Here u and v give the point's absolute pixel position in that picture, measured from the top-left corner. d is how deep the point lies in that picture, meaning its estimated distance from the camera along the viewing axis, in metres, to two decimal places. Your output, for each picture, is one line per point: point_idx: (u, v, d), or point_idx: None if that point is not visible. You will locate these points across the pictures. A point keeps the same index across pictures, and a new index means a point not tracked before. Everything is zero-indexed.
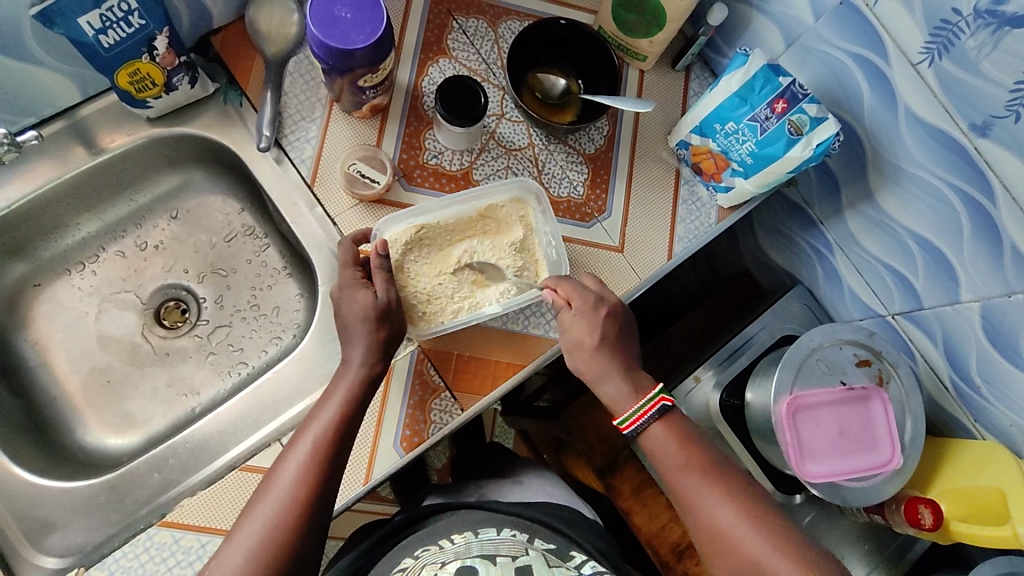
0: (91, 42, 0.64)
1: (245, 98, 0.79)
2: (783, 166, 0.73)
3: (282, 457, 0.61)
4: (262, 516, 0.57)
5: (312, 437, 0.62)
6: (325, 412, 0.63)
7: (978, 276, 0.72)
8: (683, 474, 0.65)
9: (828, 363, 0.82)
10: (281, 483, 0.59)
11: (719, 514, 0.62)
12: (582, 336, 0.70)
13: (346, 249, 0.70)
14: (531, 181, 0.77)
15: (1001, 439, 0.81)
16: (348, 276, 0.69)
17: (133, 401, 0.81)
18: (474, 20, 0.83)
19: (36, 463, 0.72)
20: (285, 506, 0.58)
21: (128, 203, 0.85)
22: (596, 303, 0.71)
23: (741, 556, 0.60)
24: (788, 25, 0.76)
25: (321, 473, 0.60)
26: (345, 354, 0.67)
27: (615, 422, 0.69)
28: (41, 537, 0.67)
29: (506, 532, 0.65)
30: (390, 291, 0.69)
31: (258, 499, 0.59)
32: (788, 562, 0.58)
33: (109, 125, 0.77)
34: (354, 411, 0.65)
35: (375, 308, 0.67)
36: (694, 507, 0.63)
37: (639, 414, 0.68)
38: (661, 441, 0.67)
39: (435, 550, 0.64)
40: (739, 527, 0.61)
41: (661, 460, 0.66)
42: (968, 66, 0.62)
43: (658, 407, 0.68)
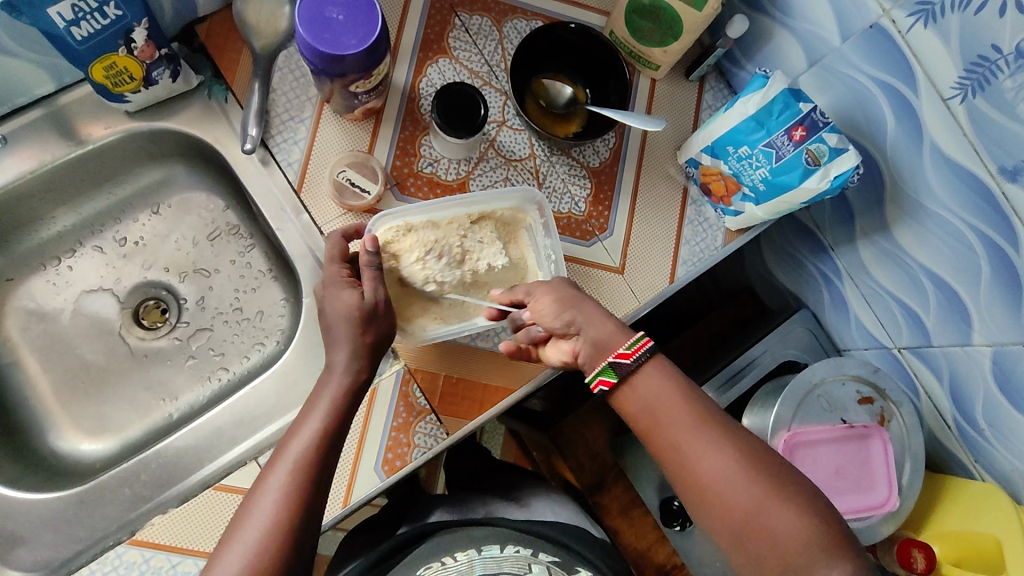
0: (63, 34, 0.59)
1: (231, 94, 0.74)
2: (798, 196, 0.69)
3: (261, 480, 0.56)
4: (244, 546, 0.51)
5: (293, 454, 0.57)
6: (306, 429, 0.58)
7: (993, 322, 0.69)
8: (681, 424, 0.57)
9: (829, 400, 0.78)
10: (262, 509, 0.53)
11: (713, 466, 0.55)
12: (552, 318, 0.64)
13: (334, 243, 0.66)
14: (534, 191, 0.72)
15: (1002, 483, 0.78)
16: (333, 272, 0.64)
17: (108, 405, 0.78)
18: (478, 18, 0.78)
19: (4, 471, 0.70)
20: (266, 533, 0.52)
21: (107, 196, 0.81)
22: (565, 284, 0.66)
23: (736, 509, 0.53)
24: (811, 44, 0.71)
25: (305, 493, 0.55)
26: (329, 358, 0.63)
27: (620, 346, 0.60)
28: (5, 551, 0.65)
29: (509, 549, 0.63)
30: (379, 290, 0.63)
31: (237, 527, 0.53)
32: (784, 511, 0.52)
33: (86, 116, 0.73)
34: (339, 426, 0.60)
35: (360, 310, 0.61)
36: (682, 453, 0.56)
37: (634, 349, 0.60)
38: (647, 385, 0.59)
39: (438, 568, 0.63)
40: (735, 478, 0.54)
41: (649, 405, 0.58)
42: (1004, 108, 0.58)
43: (648, 346, 0.60)
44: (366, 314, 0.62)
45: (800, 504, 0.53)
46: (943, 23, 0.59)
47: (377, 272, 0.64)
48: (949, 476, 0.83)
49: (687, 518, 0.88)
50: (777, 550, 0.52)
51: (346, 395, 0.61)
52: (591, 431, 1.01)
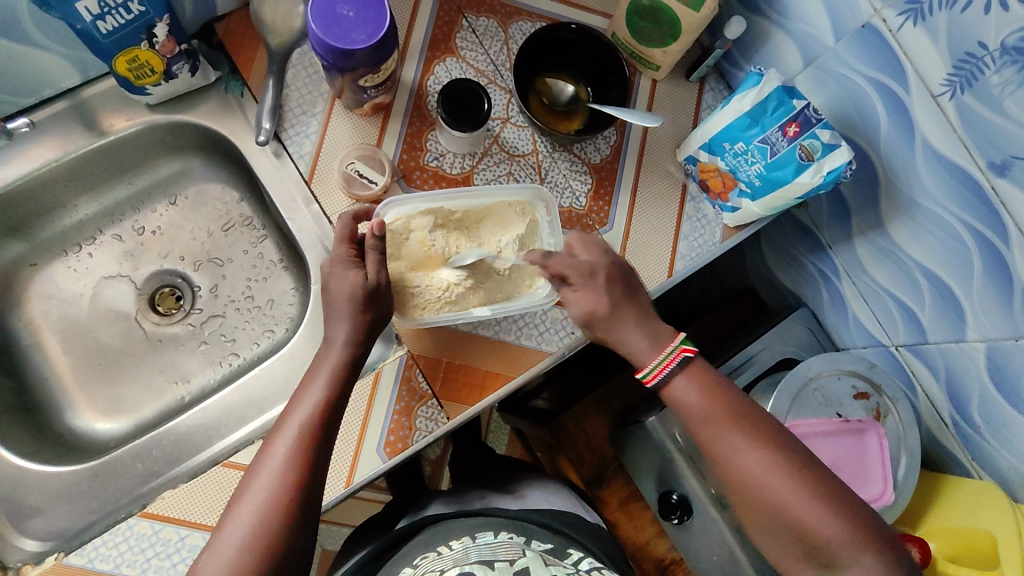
0: (89, 28, 0.63)
1: (246, 89, 0.77)
2: (792, 191, 0.71)
3: (268, 444, 0.59)
4: (252, 506, 0.55)
5: (298, 420, 0.60)
6: (311, 396, 0.62)
7: (986, 316, 0.70)
8: (720, 425, 0.63)
9: (825, 395, 0.80)
10: (268, 471, 0.57)
11: (751, 466, 0.61)
12: (590, 308, 0.67)
13: (343, 224, 0.67)
14: (544, 189, 0.75)
15: (998, 481, 0.79)
16: (340, 252, 0.66)
17: (123, 387, 0.81)
18: (485, 19, 0.80)
19: (22, 445, 0.73)
20: (272, 494, 0.56)
21: (127, 186, 0.84)
22: (590, 272, 0.68)
23: (771, 503, 0.60)
24: (808, 45, 0.73)
25: (309, 456, 0.58)
26: (329, 332, 0.65)
27: (639, 375, 0.67)
28: (23, 521, 0.68)
29: (503, 535, 0.64)
30: (381, 274, 0.66)
31: (245, 487, 0.57)
32: (814, 507, 0.59)
33: (109, 108, 0.76)
34: (340, 396, 0.63)
35: (363, 289, 0.64)
36: (720, 453, 0.63)
37: (659, 368, 0.65)
38: (685, 391, 0.64)
39: (434, 557, 0.63)
40: (772, 477, 0.60)
41: (687, 409, 0.64)
42: (990, 103, 0.60)
43: (678, 359, 0.65)
44: (373, 298, 0.65)
45: (829, 499, 0.59)
46: (931, 22, 0.61)
47: (382, 258, 0.67)
48: (946, 476, 0.83)
49: (685, 512, 0.87)
50: (812, 539, 0.59)
51: (346, 373, 0.64)
52: (592, 425, 1.03)
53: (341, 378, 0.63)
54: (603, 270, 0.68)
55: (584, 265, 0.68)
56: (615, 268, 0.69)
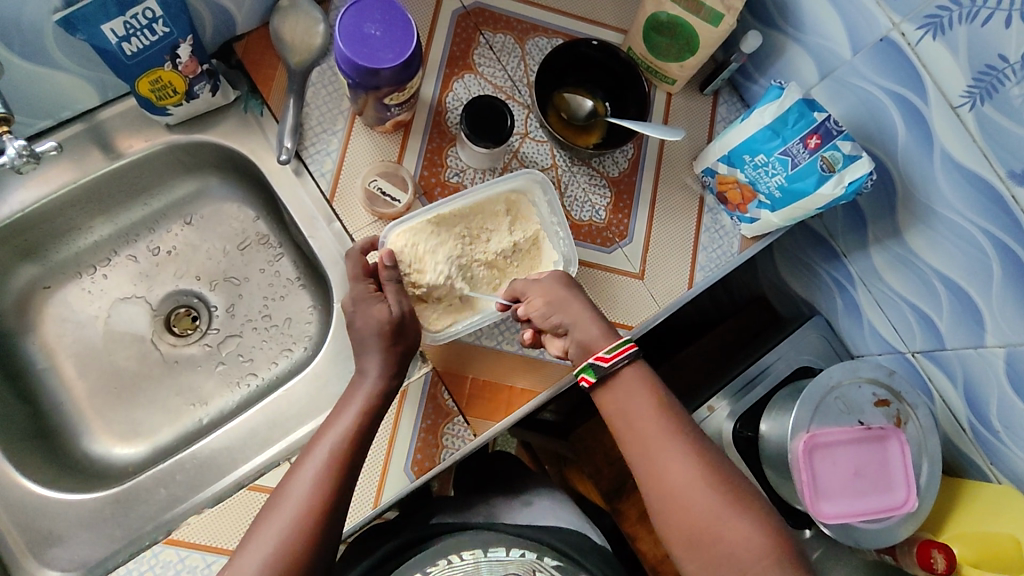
0: (115, 49, 0.63)
1: (266, 108, 0.77)
2: (813, 202, 0.71)
3: (295, 468, 0.59)
4: (276, 528, 0.55)
5: (328, 445, 0.60)
6: (342, 421, 0.62)
7: (1005, 322, 0.71)
8: (651, 421, 0.61)
9: (846, 402, 0.80)
10: (295, 492, 0.57)
11: (676, 471, 0.59)
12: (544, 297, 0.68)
13: (353, 261, 0.68)
14: (536, 172, 0.74)
15: (1018, 484, 0.79)
16: (360, 289, 0.67)
17: (140, 410, 0.80)
18: (502, 35, 0.81)
19: (40, 471, 0.71)
20: (298, 515, 0.55)
21: (142, 207, 0.83)
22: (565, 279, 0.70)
23: (689, 515, 0.58)
24: (824, 58, 0.74)
25: (337, 480, 0.58)
26: (359, 364, 0.66)
27: (599, 352, 0.64)
28: (44, 549, 0.66)
29: (515, 552, 0.64)
30: (404, 303, 0.67)
31: (270, 508, 0.57)
32: (740, 523, 0.57)
33: (127, 129, 0.75)
34: (372, 419, 0.63)
35: (390, 322, 0.65)
36: (646, 457, 0.61)
37: (617, 352, 0.64)
38: (627, 382, 0.63)
39: (443, 566, 0.63)
40: (696, 487, 0.58)
41: (625, 403, 0.63)
42: (1012, 114, 0.61)
43: (628, 353, 0.63)
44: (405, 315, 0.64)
45: (755, 517, 0.57)
46: (951, 35, 0.62)
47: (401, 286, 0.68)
48: (964, 480, 0.84)
49: None
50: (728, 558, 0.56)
51: (380, 400, 0.64)
52: (609, 437, 1.03)
53: (363, 396, 0.64)
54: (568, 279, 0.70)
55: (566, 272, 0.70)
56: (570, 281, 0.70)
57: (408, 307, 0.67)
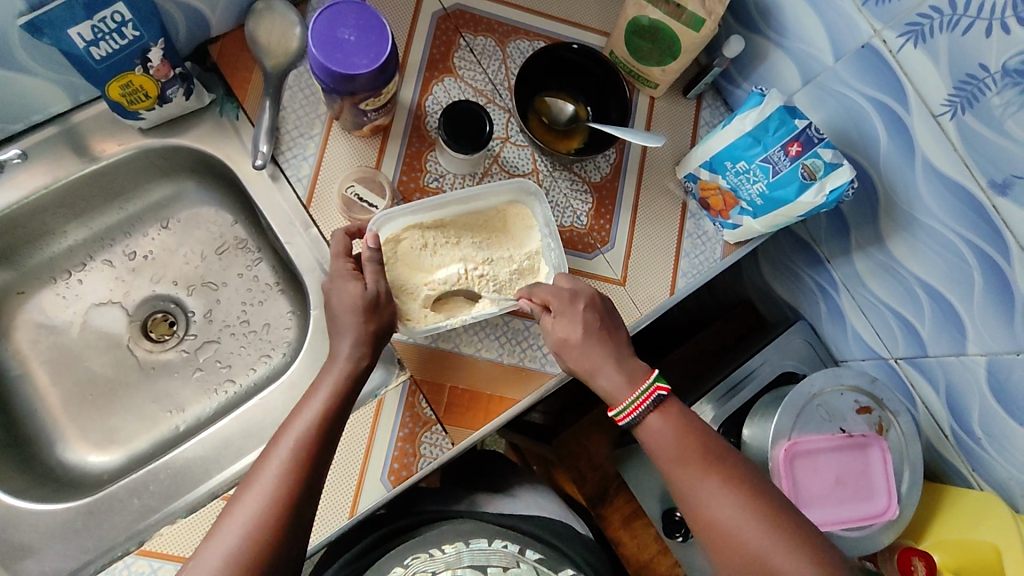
0: (82, 53, 0.61)
1: (242, 111, 0.76)
2: (794, 210, 0.71)
3: (262, 459, 0.58)
4: (241, 520, 0.53)
5: (292, 436, 0.58)
6: (309, 408, 0.60)
7: (986, 330, 0.71)
8: (677, 463, 0.63)
9: (829, 410, 0.79)
10: (262, 482, 0.55)
11: (721, 508, 0.60)
12: (565, 335, 0.67)
13: (338, 240, 0.67)
14: (529, 182, 0.74)
15: (1000, 492, 0.79)
16: (339, 266, 0.66)
17: (116, 417, 0.79)
18: (483, 38, 0.80)
19: (12, 482, 0.70)
20: (258, 510, 0.54)
21: (118, 211, 0.82)
22: (571, 298, 0.68)
23: (743, 550, 0.58)
24: (806, 64, 0.73)
25: (302, 473, 0.57)
26: (334, 347, 0.64)
27: (611, 413, 0.67)
28: (16, 561, 0.66)
29: (497, 542, 0.64)
30: (380, 284, 0.66)
31: (238, 499, 0.55)
32: (790, 555, 0.56)
33: (100, 133, 0.74)
34: (341, 405, 0.62)
35: (364, 300, 0.64)
36: (692, 497, 0.62)
37: (632, 407, 0.65)
38: (659, 431, 0.65)
39: (425, 558, 0.63)
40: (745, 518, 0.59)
41: (658, 451, 0.64)
42: (992, 124, 0.60)
43: (653, 398, 0.65)
44: (369, 313, 0.64)
45: (800, 542, 0.57)
46: (932, 43, 0.61)
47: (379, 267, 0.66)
48: (946, 486, 0.84)
49: (689, 530, 0.89)
50: None
51: (348, 389, 0.63)
52: (593, 443, 1.02)
53: (330, 384, 0.62)
54: (584, 297, 0.69)
55: (568, 290, 0.69)
56: (599, 300, 0.70)
57: (385, 289, 0.66)
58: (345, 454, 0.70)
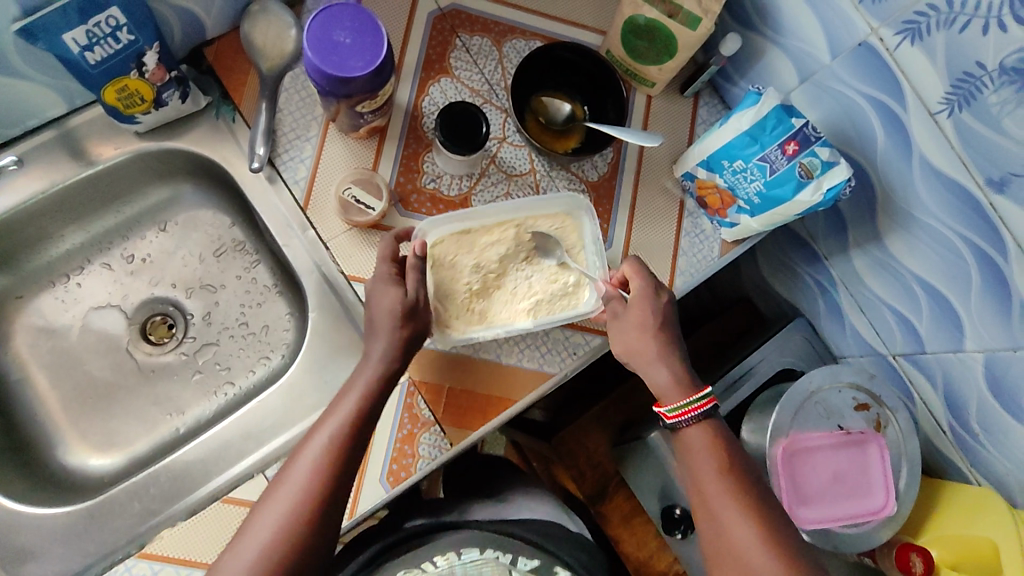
0: (77, 58, 0.61)
1: (238, 114, 0.75)
2: (791, 208, 0.71)
3: (276, 481, 0.57)
4: (253, 541, 0.54)
5: (310, 453, 0.58)
6: (326, 427, 0.59)
7: (984, 327, 0.71)
8: (711, 480, 0.61)
9: (827, 407, 0.80)
10: (277, 503, 0.55)
11: (739, 531, 0.58)
12: (635, 333, 0.67)
13: (386, 244, 0.68)
14: (581, 196, 0.73)
15: (998, 487, 0.79)
16: None
17: (116, 420, 0.79)
18: (478, 38, 0.80)
19: (13, 487, 0.70)
20: (280, 528, 0.54)
21: (115, 214, 0.82)
22: (655, 292, 0.68)
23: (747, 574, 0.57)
24: (804, 62, 0.73)
25: (326, 490, 0.57)
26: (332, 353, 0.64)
27: (662, 408, 0.65)
28: (19, 565, 0.66)
29: (488, 552, 0.64)
30: (355, 293, 0.65)
31: (253, 518, 0.56)
32: None
33: (97, 136, 0.74)
34: (367, 421, 0.61)
35: None
36: (714, 522, 0.60)
37: (686, 410, 0.64)
38: (695, 442, 0.63)
39: (418, 572, 0.64)
40: (754, 547, 0.57)
41: (695, 459, 0.63)
42: (989, 122, 0.60)
43: (705, 408, 0.64)
44: (336, 323, 0.63)
45: None
46: (928, 42, 0.61)
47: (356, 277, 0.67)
48: (944, 481, 0.84)
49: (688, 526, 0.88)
50: None
51: (372, 406, 0.61)
52: (592, 441, 1.02)
53: (361, 386, 0.62)
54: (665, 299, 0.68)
55: (654, 290, 0.68)
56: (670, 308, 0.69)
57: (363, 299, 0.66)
58: None
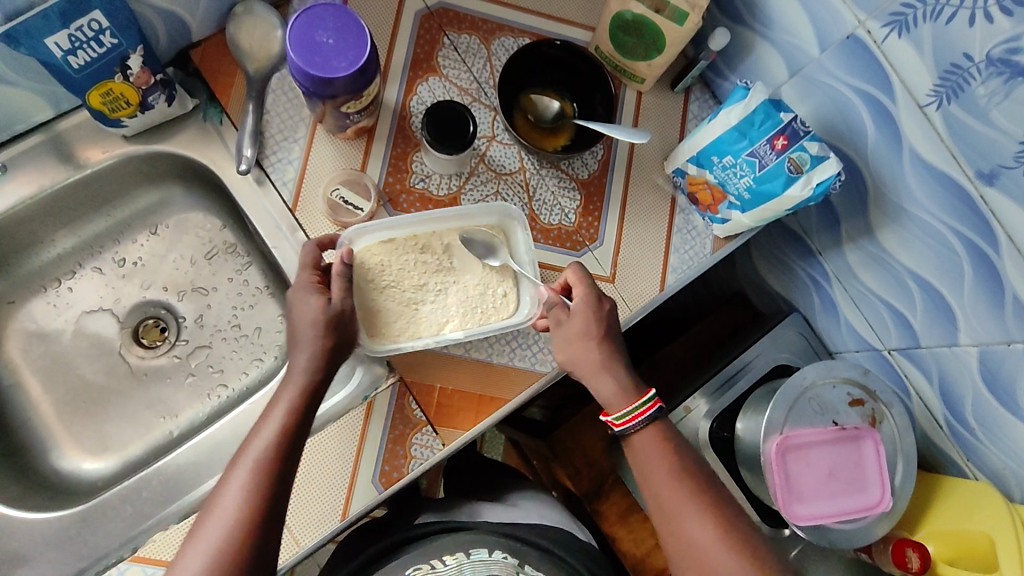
0: (60, 62, 0.61)
1: (226, 116, 0.75)
2: (781, 203, 0.70)
3: (224, 480, 0.57)
4: (209, 541, 0.53)
5: (256, 452, 0.58)
6: (268, 427, 0.60)
7: (977, 321, 0.70)
8: (663, 481, 0.64)
9: (821, 403, 0.79)
10: (229, 502, 0.55)
11: (696, 531, 0.62)
12: (578, 333, 0.68)
13: (307, 251, 0.67)
14: (512, 207, 0.72)
15: (995, 481, 0.79)
16: (303, 278, 0.66)
17: (109, 424, 0.79)
18: (466, 36, 0.79)
19: (6, 492, 0.70)
20: (229, 527, 0.54)
21: (106, 218, 0.82)
22: (598, 298, 0.69)
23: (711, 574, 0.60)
24: (793, 56, 0.73)
25: (268, 491, 0.57)
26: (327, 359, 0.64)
27: (607, 417, 0.68)
28: (11, 569, 0.66)
29: (498, 553, 0.63)
30: (346, 299, 0.65)
31: (204, 520, 0.55)
32: None
33: (85, 140, 0.74)
34: (301, 420, 0.62)
35: (326, 315, 0.63)
36: (671, 519, 0.63)
37: (635, 414, 0.66)
38: (647, 444, 0.66)
39: (427, 569, 0.64)
40: (715, 548, 0.61)
41: (644, 461, 0.66)
42: (977, 114, 0.60)
43: (649, 413, 0.66)
44: (330, 327, 0.63)
45: None
46: (916, 33, 0.60)
47: (349, 285, 0.65)
48: (941, 476, 0.83)
49: None
50: None
51: (306, 406, 0.62)
52: (588, 438, 1.02)
53: (291, 395, 0.62)
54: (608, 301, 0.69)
55: (597, 291, 0.69)
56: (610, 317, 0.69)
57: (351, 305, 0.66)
58: (335, 457, 0.70)
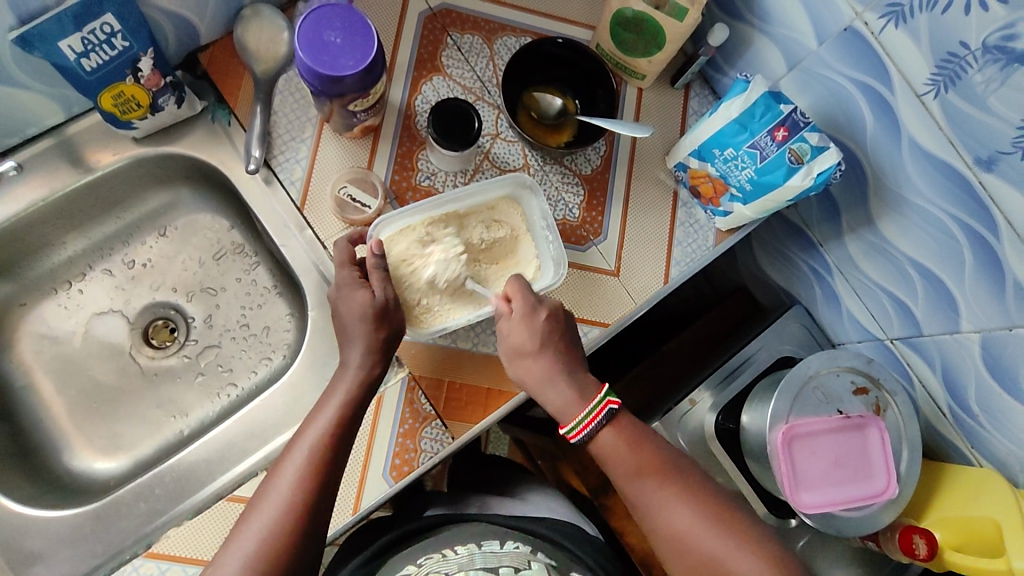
0: (73, 65, 0.62)
1: (234, 117, 0.77)
2: (782, 194, 0.71)
3: (277, 466, 0.60)
4: (259, 524, 0.55)
5: (309, 441, 0.60)
6: (322, 417, 0.62)
7: (978, 307, 0.71)
8: (630, 476, 0.64)
9: (826, 391, 0.80)
10: (280, 488, 0.57)
11: (676, 516, 0.62)
12: (521, 343, 0.67)
13: (341, 249, 0.68)
14: (525, 176, 0.74)
15: (999, 468, 0.79)
16: (345, 275, 0.66)
17: (120, 424, 0.80)
18: (469, 36, 0.80)
19: (20, 491, 0.71)
20: (280, 512, 0.56)
21: (115, 220, 0.83)
22: (535, 307, 0.68)
23: (699, 554, 0.60)
24: (791, 49, 0.74)
25: (319, 479, 0.58)
26: (344, 355, 0.65)
27: (562, 430, 0.68)
28: (27, 566, 0.67)
29: (509, 544, 0.63)
30: (388, 290, 0.66)
31: (257, 503, 0.58)
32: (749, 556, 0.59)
33: (94, 143, 0.75)
34: (353, 414, 0.63)
35: (374, 307, 0.65)
36: (647, 506, 0.63)
37: (584, 424, 0.65)
38: (609, 444, 0.65)
39: (438, 559, 0.62)
40: (698, 527, 0.61)
41: (611, 462, 0.65)
42: (975, 100, 0.61)
43: (605, 411, 0.65)
44: (379, 320, 0.65)
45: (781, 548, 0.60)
46: (913, 24, 0.62)
47: (386, 274, 0.67)
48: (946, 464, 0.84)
49: None
50: None
51: (356, 400, 0.64)
52: None
53: (342, 394, 0.63)
54: (544, 308, 0.68)
55: (534, 299, 0.68)
56: (561, 313, 0.69)
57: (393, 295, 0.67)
58: None
